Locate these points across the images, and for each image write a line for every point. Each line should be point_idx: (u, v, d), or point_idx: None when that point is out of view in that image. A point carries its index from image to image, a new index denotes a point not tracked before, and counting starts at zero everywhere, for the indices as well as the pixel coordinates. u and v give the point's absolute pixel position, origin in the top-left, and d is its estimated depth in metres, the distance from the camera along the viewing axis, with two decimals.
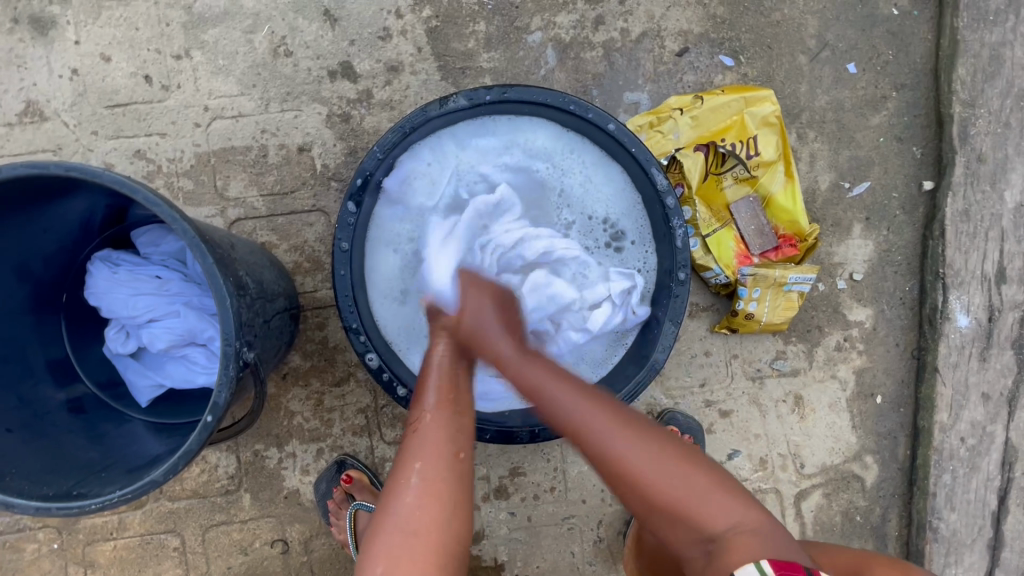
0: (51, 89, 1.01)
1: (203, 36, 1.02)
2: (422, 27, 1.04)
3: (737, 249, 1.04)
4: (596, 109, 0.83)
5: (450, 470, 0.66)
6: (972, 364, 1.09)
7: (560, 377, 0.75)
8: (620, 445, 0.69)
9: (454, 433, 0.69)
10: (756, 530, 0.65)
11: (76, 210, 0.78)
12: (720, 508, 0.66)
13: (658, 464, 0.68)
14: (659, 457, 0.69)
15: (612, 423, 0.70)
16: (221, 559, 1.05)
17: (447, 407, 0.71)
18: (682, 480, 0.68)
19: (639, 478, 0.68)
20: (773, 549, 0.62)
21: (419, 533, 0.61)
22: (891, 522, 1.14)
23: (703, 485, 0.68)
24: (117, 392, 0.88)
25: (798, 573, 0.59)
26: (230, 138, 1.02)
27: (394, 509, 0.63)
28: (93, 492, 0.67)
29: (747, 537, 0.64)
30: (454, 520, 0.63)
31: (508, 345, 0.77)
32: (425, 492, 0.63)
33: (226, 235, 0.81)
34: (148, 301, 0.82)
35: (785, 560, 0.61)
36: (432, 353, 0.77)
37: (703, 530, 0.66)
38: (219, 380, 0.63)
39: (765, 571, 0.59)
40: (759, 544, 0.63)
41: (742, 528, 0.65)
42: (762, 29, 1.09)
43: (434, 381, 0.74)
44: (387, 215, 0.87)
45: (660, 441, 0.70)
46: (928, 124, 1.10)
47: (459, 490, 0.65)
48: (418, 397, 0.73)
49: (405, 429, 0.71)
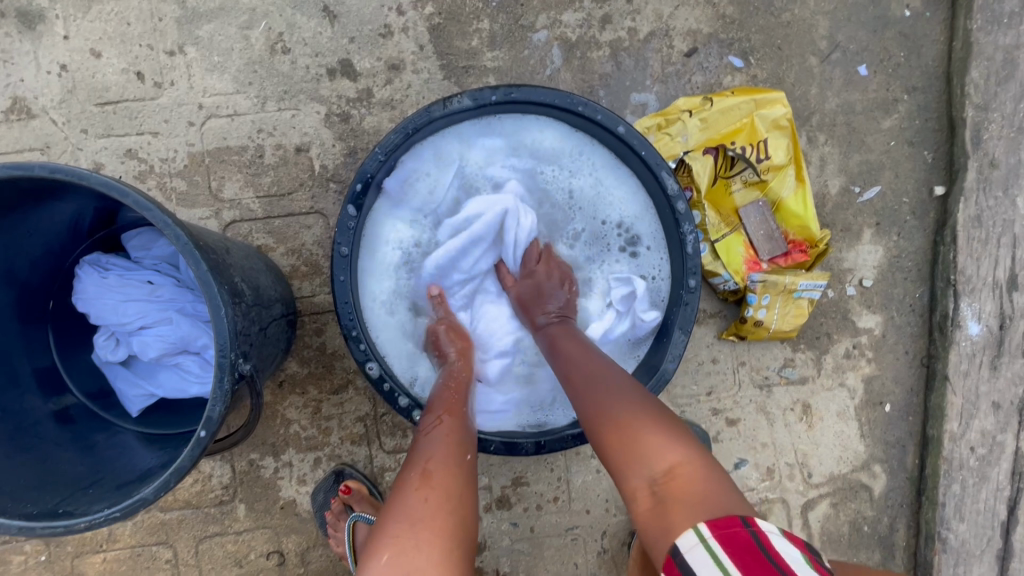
0: (38, 85, 0.98)
1: (197, 32, 0.99)
2: (424, 25, 1.01)
3: (746, 254, 1.02)
4: (604, 111, 0.80)
5: (460, 467, 0.63)
6: (982, 373, 1.07)
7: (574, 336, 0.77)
8: (593, 378, 0.68)
9: (464, 438, 0.67)
10: (703, 479, 0.56)
11: (63, 213, 0.75)
12: (663, 445, 0.59)
13: (620, 397, 0.65)
14: (619, 394, 0.65)
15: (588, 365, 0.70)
16: (215, 571, 1.02)
17: (458, 414, 0.70)
18: (635, 415, 0.62)
19: (602, 408, 0.64)
20: (716, 504, 0.53)
21: (430, 523, 0.56)
22: (899, 533, 1.12)
23: (653, 424, 0.61)
24: (108, 402, 0.85)
25: (733, 526, 0.50)
26: (225, 137, 0.99)
27: (404, 499, 0.58)
28: (79, 510, 0.64)
29: (688, 482, 0.56)
30: (463, 510, 0.59)
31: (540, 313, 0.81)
32: (436, 481, 0.60)
33: (221, 239, 0.78)
34: (139, 307, 0.78)
35: (722, 514, 0.52)
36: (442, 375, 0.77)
37: (649, 472, 0.58)
38: (214, 394, 0.60)
39: (703, 534, 0.51)
40: (701, 490, 0.55)
41: (684, 468, 0.57)
42: (772, 29, 1.06)
43: (444, 393, 0.73)
44: (389, 219, 0.84)
45: (627, 383, 0.67)
46: (939, 128, 1.08)
47: (467, 488, 0.62)
48: (429, 405, 0.71)
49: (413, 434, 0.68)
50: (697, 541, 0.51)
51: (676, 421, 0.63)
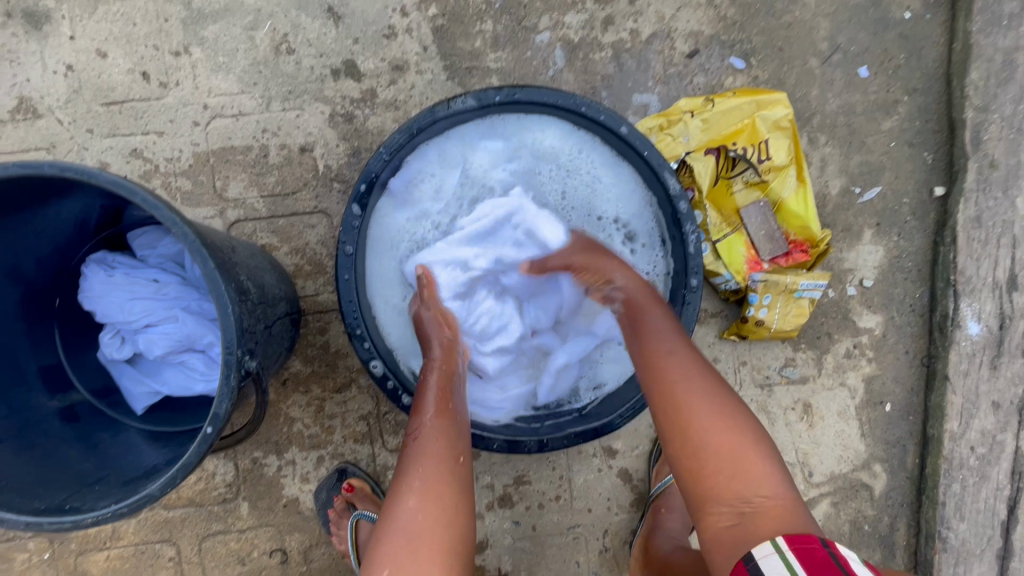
0: (44, 85, 0.98)
1: (202, 33, 0.99)
2: (428, 26, 1.01)
3: (747, 254, 1.02)
4: (607, 111, 0.80)
5: (451, 473, 0.64)
6: (982, 372, 1.08)
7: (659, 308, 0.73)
8: (685, 372, 0.65)
9: (454, 440, 0.67)
10: (789, 506, 0.58)
11: (70, 211, 0.75)
12: (760, 467, 0.59)
13: (714, 402, 0.63)
14: (713, 398, 0.63)
15: (680, 354, 0.67)
16: (218, 569, 1.02)
17: (446, 415, 0.69)
18: (732, 428, 0.62)
19: (692, 411, 0.62)
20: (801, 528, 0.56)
21: (422, 536, 0.58)
22: (900, 532, 1.12)
23: (749, 441, 0.61)
24: (113, 399, 0.85)
25: (811, 545, 0.53)
26: (230, 137, 0.99)
27: (398, 510, 0.60)
28: (86, 506, 0.64)
29: (777, 505, 0.57)
30: (456, 519, 0.61)
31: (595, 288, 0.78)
32: (426, 493, 0.61)
33: (226, 238, 0.78)
34: (144, 305, 0.79)
35: (800, 534, 0.54)
36: (427, 367, 0.76)
37: (738, 488, 0.59)
38: (220, 391, 0.60)
39: (780, 547, 0.53)
40: (787, 516, 0.57)
41: (775, 495, 0.58)
42: (773, 31, 1.07)
43: (432, 390, 0.73)
44: (392, 219, 0.85)
45: (717, 383, 0.65)
46: (939, 129, 1.09)
47: (460, 494, 0.63)
48: (416, 407, 0.71)
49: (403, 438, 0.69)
50: (773, 552, 0.53)
51: (765, 437, 0.63)
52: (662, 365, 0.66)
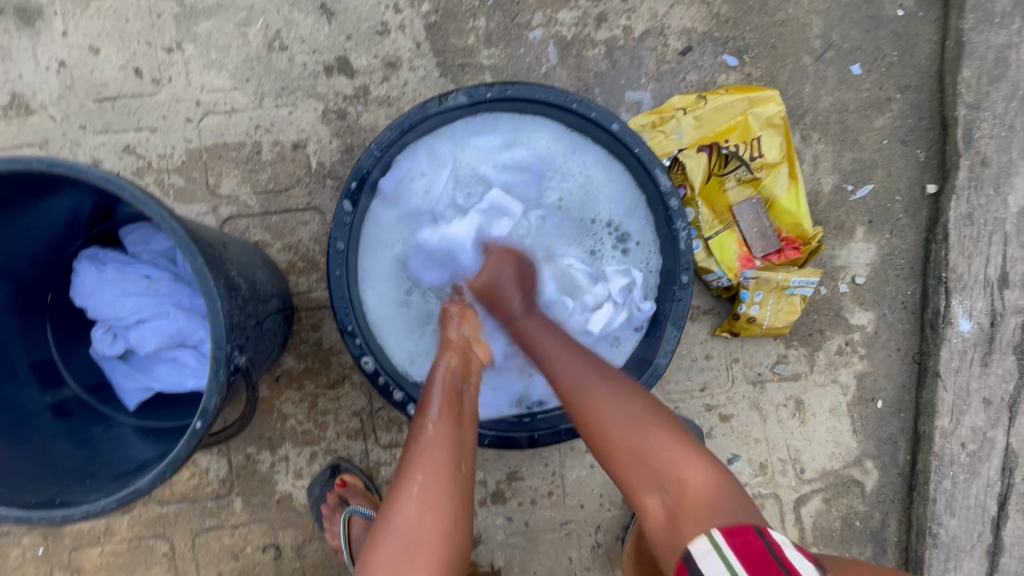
0: (37, 81, 0.98)
1: (195, 29, 0.99)
2: (421, 22, 1.01)
3: (739, 251, 1.02)
4: (599, 108, 0.81)
5: (452, 484, 0.64)
6: (973, 369, 1.08)
7: (552, 329, 0.77)
8: (585, 387, 0.70)
9: (457, 447, 0.67)
10: (719, 493, 0.62)
11: (61, 207, 0.75)
12: (682, 459, 0.65)
13: (624, 407, 0.68)
14: (623, 402, 0.69)
15: (581, 369, 0.71)
16: (211, 564, 1.03)
17: (451, 421, 0.68)
18: (644, 429, 0.67)
19: (602, 421, 0.68)
20: (733, 513, 0.61)
21: (420, 545, 0.59)
22: (890, 528, 1.13)
23: (665, 439, 0.66)
24: (105, 395, 0.86)
25: (748, 539, 0.57)
26: (223, 134, 0.99)
27: (397, 515, 0.61)
28: (77, 500, 0.64)
29: (703, 496, 0.62)
30: (454, 532, 0.61)
31: (517, 300, 0.79)
32: (427, 504, 0.61)
33: (217, 233, 0.78)
34: (136, 301, 0.79)
35: (740, 526, 0.59)
36: (436, 366, 0.74)
37: (663, 484, 0.64)
38: (209, 386, 0.61)
39: (717, 542, 0.57)
40: (718, 504, 0.61)
41: (700, 483, 0.63)
42: (766, 28, 1.07)
43: (438, 393, 0.71)
44: (384, 216, 0.85)
45: (626, 387, 0.71)
46: (932, 127, 1.09)
47: (459, 504, 0.63)
48: (421, 407, 0.70)
49: (407, 438, 0.69)
50: (711, 550, 0.57)
51: (685, 430, 0.68)
52: (564, 383, 0.71)
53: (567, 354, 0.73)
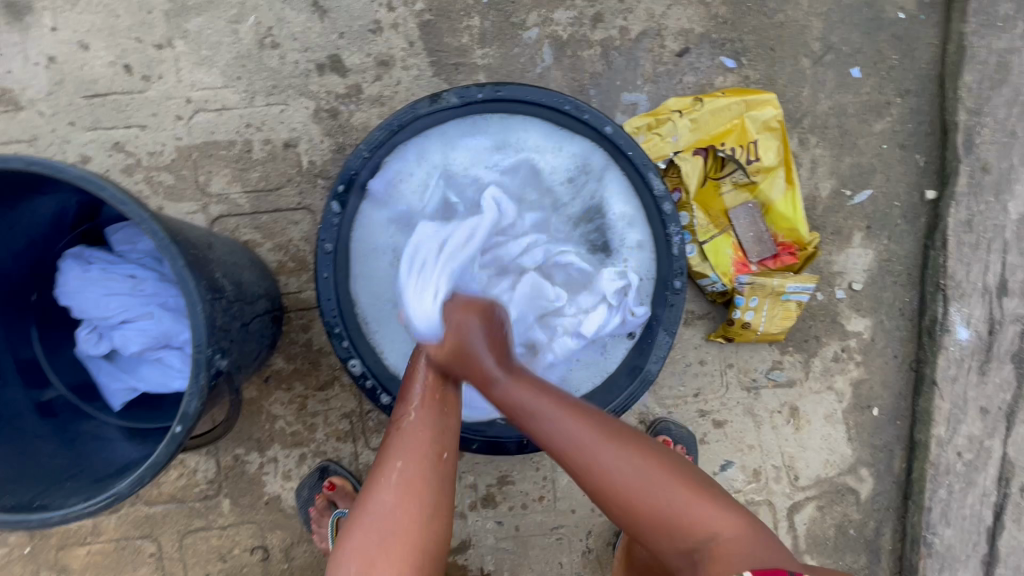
0: (26, 77, 0.97)
1: (186, 25, 0.98)
2: (414, 21, 1.00)
3: (734, 256, 1.01)
4: (591, 111, 0.82)
5: (432, 470, 0.63)
6: (970, 378, 1.07)
7: (541, 391, 0.69)
8: (598, 447, 0.65)
9: (439, 433, 0.66)
10: (746, 536, 0.64)
11: (45, 206, 0.75)
12: (704, 513, 0.64)
13: (639, 468, 0.65)
14: (639, 461, 0.65)
15: (597, 435, 0.66)
16: (199, 565, 1.02)
17: (433, 407, 0.68)
18: (663, 489, 0.65)
19: (622, 488, 0.65)
20: (761, 554, 0.62)
21: (395, 534, 0.59)
22: (885, 536, 1.12)
23: (689, 495, 0.65)
24: (90, 395, 0.85)
25: None
26: (213, 132, 0.98)
27: (374, 502, 0.61)
28: (55, 503, 0.63)
29: (730, 544, 0.63)
30: (431, 523, 0.60)
31: (489, 360, 0.69)
32: (404, 491, 0.61)
33: (204, 234, 0.77)
34: (120, 301, 0.78)
35: (769, 567, 0.61)
36: (421, 349, 0.73)
37: (691, 544, 0.64)
38: (190, 390, 0.60)
39: None
40: (746, 552, 0.62)
41: (727, 536, 0.63)
42: (765, 30, 1.06)
43: (422, 377, 0.71)
44: (372, 217, 0.83)
45: (643, 447, 0.67)
46: (932, 132, 1.08)
47: (439, 491, 0.62)
48: (404, 392, 0.70)
49: (389, 425, 0.68)
50: None
51: (699, 476, 0.68)
52: (570, 450, 0.65)
53: (573, 419, 0.67)
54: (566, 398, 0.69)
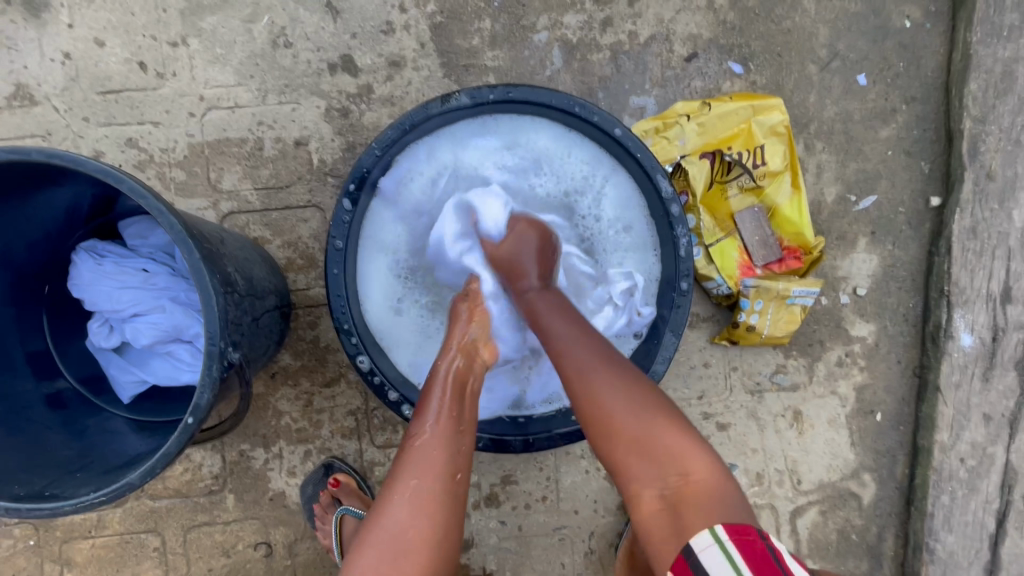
0: (42, 73, 0.98)
1: (200, 24, 0.99)
2: (426, 23, 1.01)
3: (740, 259, 1.02)
4: (601, 112, 0.81)
5: (445, 490, 0.64)
6: (974, 384, 1.07)
7: (562, 310, 0.75)
8: (592, 370, 0.68)
9: (453, 453, 0.66)
10: (717, 485, 0.63)
11: (61, 199, 0.75)
12: (682, 451, 0.64)
13: (628, 398, 0.66)
14: (627, 392, 0.66)
15: (592, 357, 0.69)
16: (202, 560, 1.02)
17: (449, 426, 0.68)
18: (648, 423, 0.65)
19: (608, 412, 0.65)
20: (731, 512, 0.61)
21: (407, 551, 0.59)
22: (887, 542, 1.12)
23: (668, 429, 0.65)
24: (100, 388, 0.85)
25: (749, 536, 0.58)
26: (225, 129, 0.99)
27: (386, 518, 0.61)
28: (66, 493, 0.64)
29: (704, 491, 0.62)
30: (443, 541, 0.61)
31: (534, 276, 0.78)
32: (417, 509, 0.61)
33: (216, 229, 0.78)
34: (132, 295, 0.79)
35: (741, 524, 0.59)
36: (439, 364, 0.74)
37: (662, 480, 0.63)
38: (202, 381, 0.60)
39: (721, 538, 0.58)
40: (716, 501, 0.61)
41: (700, 478, 0.63)
42: (772, 37, 1.07)
43: (438, 393, 0.71)
44: (383, 215, 0.84)
45: (630, 379, 0.68)
46: (937, 139, 1.09)
47: (451, 510, 0.63)
48: (419, 408, 0.70)
49: (403, 439, 0.68)
50: (712, 543, 0.58)
51: (683, 417, 0.67)
52: (568, 367, 0.69)
53: (579, 344, 0.70)
54: (579, 322, 0.74)
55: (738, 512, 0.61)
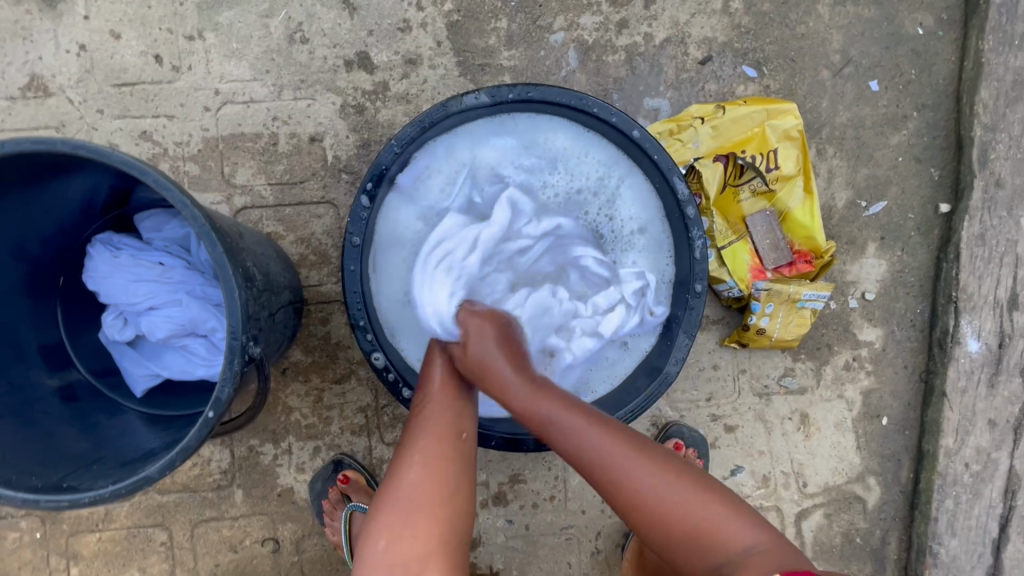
0: (56, 64, 0.98)
1: (217, 18, 0.99)
2: (442, 21, 1.02)
3: (751, 262, 1.03)
4: (619, 114, 0.81)
5: (453, 449, 0.67)
6: (980, 390, 1.08)
7: (563, 399, 0.72)
8: (624, 460, 0.67)
9: (455, 417, 0.70)
10: (771, 547, 0.62)
11: (78, 190, 0.75)
12: (729, 527, 0.63)
13: (663, 483, 0.66)
14: (662, 472, 0.67)
15: (617, 449, 0.68)
16: (209, 556, 1.02)
17: (450, 394, 0.72)
18: (690, 505, 0.65)
19: (648, 501, 0.65)
20: (788, 563, 0.60)
21: (422, 503, 0.62)
22: (890, 546, 1.13)
23: (711, 506, 0.65)
24: (112, 380, 0.85)
25: None
26: (240, 124, 0.99)
27: (401, 478, 0.64)
28: (84, 485, 0.64)
29: (758, 557, 0.61)
30: (454, 493, 0.63)
31: (506, 365, 0.74)
32: (428, 467, 0.64)
33: (234, 224, 0.78)
34: (148, 288, 0.79)
35: (798, 572, 0.58)
36: (436, 346, 0.79)
37: (720, 561, 0.62)
38: (223, 375, 0.61)
39: None
40: (773, 561, 0.60)
41: (754, 550, 0.61)
42: (786, 41, 1.07)
43: (438, 371, 0.76)
44: (398, 212, 0.84)
45: (664, 460, 0.68)
46: (947, 146, 1.09)
47: (460, 467, 0.66)
48: (423, 384, 0.75)
49: (410, 412, 0.72)
50: None
51: (725, 489, 0.68)
52: (594, 454, 0.68)
53: (578, 420, 0.70)
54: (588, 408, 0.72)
55: (798, 563, 0.61)
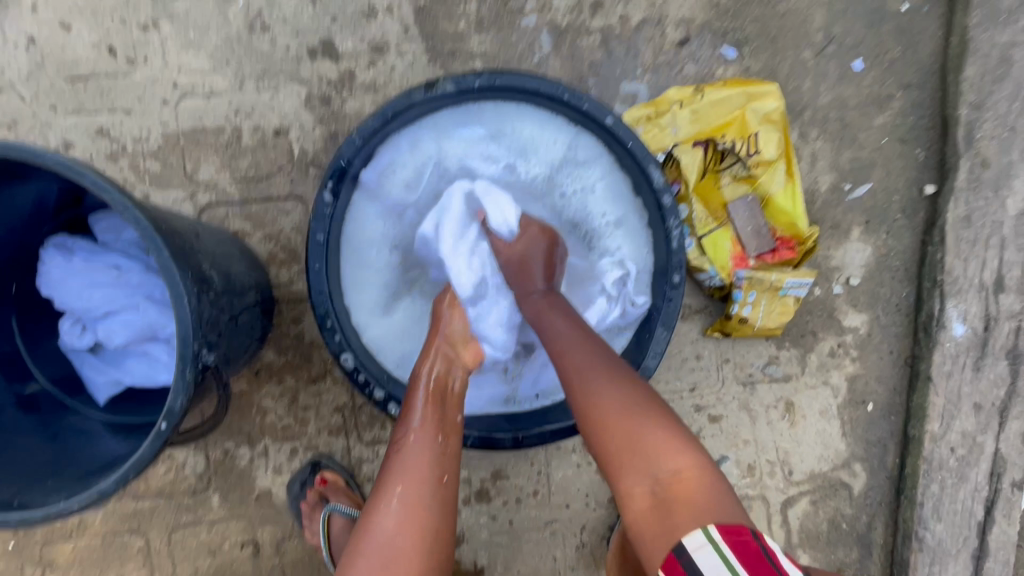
0: (5, 59, 0.94)
1: (172, 6, 0.95)
2: (409, 6, 0.98)
3: (733, 249, 1.00)
4: (591, 99, 0.76)
5: (433, 496, 0.63)
6: (965, 373, 1.05)
7: (569, 312, 0.74)
8: (590, 369, 0.67)
9: (439, 458, 0.66)
10: (707, 486, 0.59)
11: (25, 192, 0.72)
12: (670, 447, 0.61)
13: (617, 393, 0.64)
14: (620, 388, 0.65)
15: (584, 357, 0.68)
16: (187, 561, 1.00)
17: (432, 431, 0.68)
18: (638, 420, 0.63)
19: (599, 407, 0.64)
20: (719, 509, 0.57)
21: (397, 558, 0.59)
22: (877, 531, 1.12)
23: (660, 429, 0.62)
24: (75, 388, 0.83)
25: (742, 536, 0.55)
26: (201, 118, 0.95)
27: (376, 527, 0.60)
28: (36, 502, 0.62)
29: (692, 487, 0.59)
30: (432, 549, 0.61)
31: (541, 279, 0.78)
32: (406, 514, 0.61)
33: (192, 223, 0.75)
34: (105, 293, 0.76)
35: (732, 523, 0.56)
36: (418, 372, 0.73)
37: (651, 473, 0.60)
38: (176, 385, 0.58)
39: (712, 538, 0.55)
40: (700, 495, 0.58)
41: (690, 474, 0.59)
42: (768, 19, 1.04)
43: (420, 399, 0.71)
44: (367, 209, 0.81)
45: (621, 372, 0.67)
46: (932, 126, 1.07)
47: (440, 516, 0.63)
48: (404, 414, 0.70)
49: (388, 449, 0.68)
50: (705, 543, 0.55)
51: (676, 418, 0.65)
52: (568, 369, 0.68)
53: (573, 335, 0.70)
54: (580, 320, 0.73)
55: (730, 515, 0.58)
